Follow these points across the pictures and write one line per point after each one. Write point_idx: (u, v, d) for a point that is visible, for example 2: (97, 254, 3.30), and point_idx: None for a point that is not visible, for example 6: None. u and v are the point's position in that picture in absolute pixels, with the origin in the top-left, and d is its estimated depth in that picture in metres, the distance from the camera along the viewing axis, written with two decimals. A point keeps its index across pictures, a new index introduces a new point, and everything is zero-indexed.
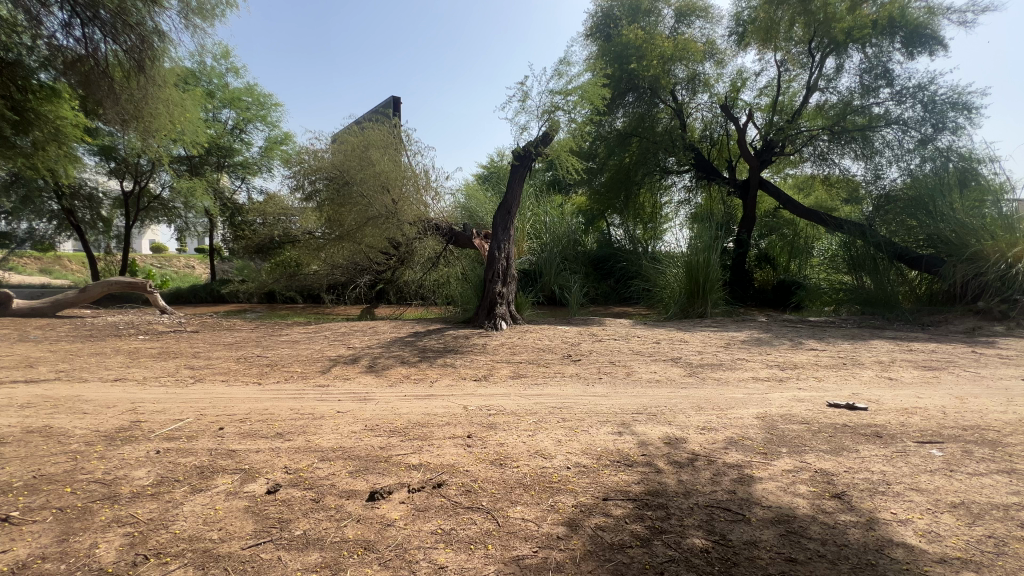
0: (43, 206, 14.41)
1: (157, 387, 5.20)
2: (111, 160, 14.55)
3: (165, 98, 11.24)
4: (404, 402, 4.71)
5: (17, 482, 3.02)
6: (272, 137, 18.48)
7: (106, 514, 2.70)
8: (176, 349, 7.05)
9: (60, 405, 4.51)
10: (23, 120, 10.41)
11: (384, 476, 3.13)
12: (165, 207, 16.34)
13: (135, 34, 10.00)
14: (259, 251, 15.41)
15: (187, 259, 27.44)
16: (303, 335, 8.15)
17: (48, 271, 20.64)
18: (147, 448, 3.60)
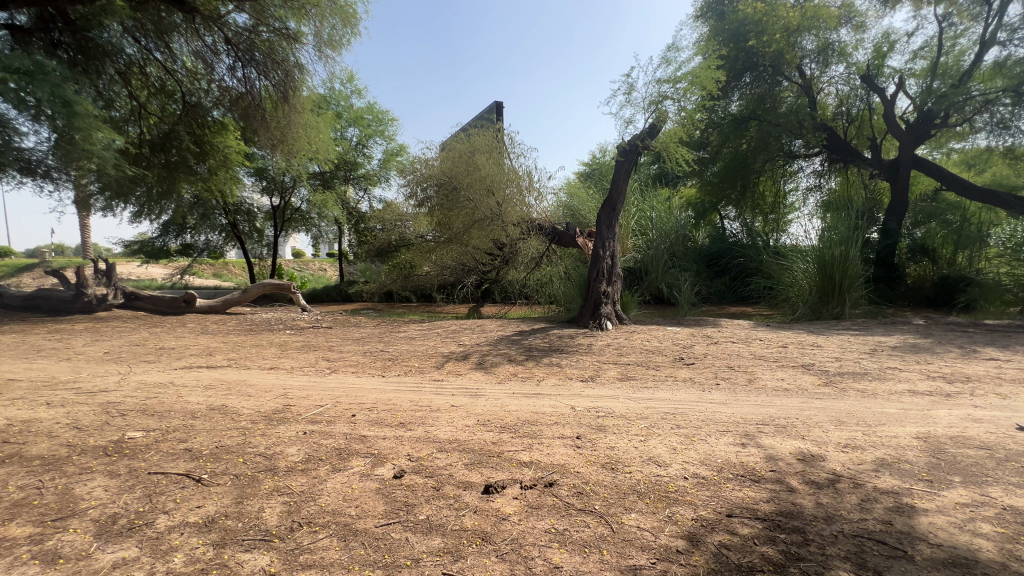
0: (216, 221, 17.31)
1: (302, 375, 5.98)
2: (263, 180, 17.01)
3: (304, 123, 12.84)
4: (513, 400, 4.83)
5: (206, 450, 3.68)
6: (389, 150, 20.24)
7: (269, 483, 3.17)
8: (316, 343, 8.04)
9: (232, 388, 5.39)
10: (202, 151, 12.67)
11: (498, 471, 3.24)
12: (303, 218, 18.71)
13: (281, 70, 11.65)
14: (379, 255, 16.88)
15: (321, 263, 31.19)
16: (419, 332, 8.78)
17: (219, 275, 24.81)
18: (297, 428, 4.15)
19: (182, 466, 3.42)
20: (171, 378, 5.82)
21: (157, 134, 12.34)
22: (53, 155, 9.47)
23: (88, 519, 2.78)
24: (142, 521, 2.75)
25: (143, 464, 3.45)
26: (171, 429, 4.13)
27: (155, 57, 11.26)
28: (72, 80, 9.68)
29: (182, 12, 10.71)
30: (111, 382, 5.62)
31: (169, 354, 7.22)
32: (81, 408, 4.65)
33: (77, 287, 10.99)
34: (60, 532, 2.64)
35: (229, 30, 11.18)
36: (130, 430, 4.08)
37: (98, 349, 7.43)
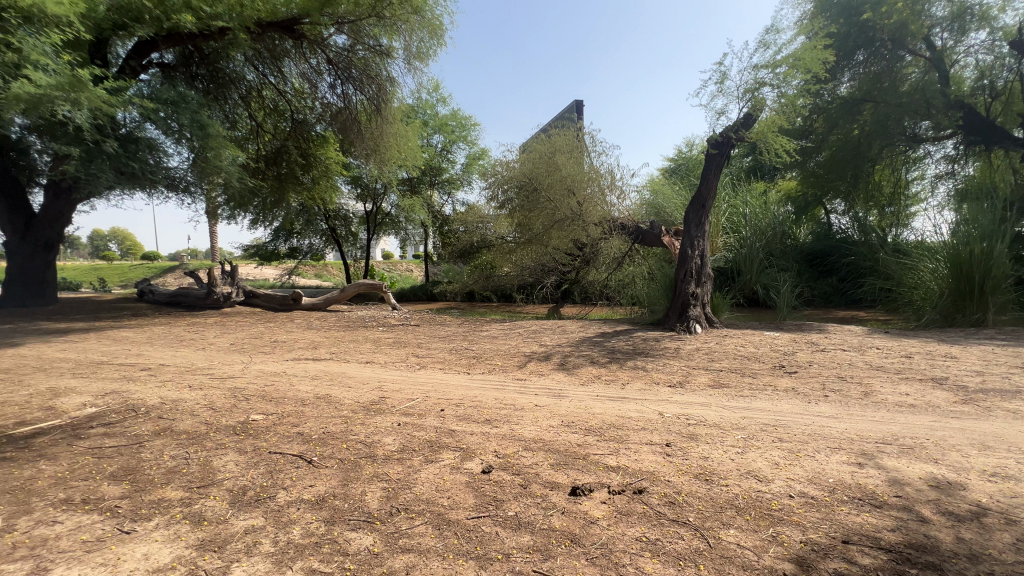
0: (318, 226, 18.98)
1: (395, 370, 6.37)
2: (358, 187, 18.36)
3: (394, 132, 13.71)
4: (597, 402, 4.76)
5: (315, 435, 4.05)
6: (472, 154, 20.93)
7: (370, 469, 3.42)
8: (405, 340, 8.52)
9: (334, 379, 5.89)
10: (307, 162, 14.04)
11: (584, 474, 3.22)
12: (393, 222, 19.91)
13: (375, 84, 12.58)
14: (462, 256, 17.48)
15: (408, 264, 32.99)
16: (500, 331, 8.96)
17: (320, 275, 27.21)
18: (392, 419, 4.43)
19: (296, 448, 3.80)
20: (284, 368, 6.49)
21: (270, 150, 13.80)
22: (190, 171, 10.88)
23: (224, 488, 3.19)
24: (265, 495, 3.09)
25: (265, 444, 3.89)
26: (286, 414, 4.60)
27: (269, 81, 12.62)
28: (205, 106, 11.14)
29: (292, 39, 11.92)
30: (236, 369, 6.40)
31: (281, 346, 8.05)
32: (214, 392, 5.34)
33: (208, 287, 12.57)
34: (204, 498, 3.06)
35: (330, 51, 12.21)
36: (253, 413, 4.61)
37: (225, 341, 8.48)
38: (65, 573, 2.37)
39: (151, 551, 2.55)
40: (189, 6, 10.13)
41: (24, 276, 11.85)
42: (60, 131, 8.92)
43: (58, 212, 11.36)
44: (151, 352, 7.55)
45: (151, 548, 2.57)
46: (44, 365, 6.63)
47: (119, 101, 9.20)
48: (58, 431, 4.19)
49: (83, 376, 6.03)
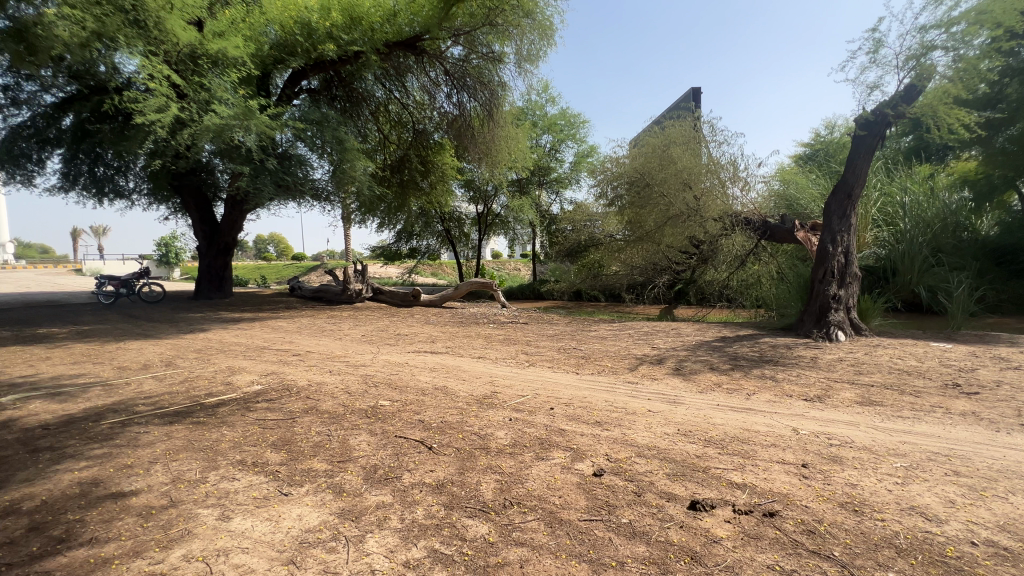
0: (435, 228, 20.29)
1: (505, 366, 6.57)
2: (471, 190, 19.21)
3: (505, 136, 14.22)
4: (718, 412, 4.42)
5: (434, 423, 4.35)
6: (580, 152, 20.81)
7: (484, 460, 3.57)
8: (515, 337, 8.76)
9: (451, 372, 6.26)
10: (426, 169, 15.13)
11: (704, 488, 3.00)
12: (503, 223, 20.55)
13: (488, 90, 13.11)
14: (569, 254, 17.46)
15: (515, 263, 33.85)
16: (610, 332, 8.77)
17: (435, 274, 29.16)
18: (504, 414, 4.58)
19: (418, 434, 4.11)
20: (407, 359, 7.06)
21: (394, 159, 15.09)
22: (330, 182, 12.31)
23: (359, 464, 3.56)
24: (393, 475, 3.39)
25: (392, 428, 4.27)
26: (409, 401, 5.01)
27: (395, 96, 13.81)
28: (343, 124, 12.57)
29: (414, 55, 12.89)
30: (367, 358, 7.12)
31: (404, 339, 8.77)
32: (350, 378, 6.01)
33: (344, 284, 14.15)
34: (343, 472, 3.45)
35: (447, 63, 12.97)
36: (382, 399, 5.10)
37: (358, 332, 9.49)
38: (241, 522, 2.83)
39: (303, 513, 2.94)
40: (331, 36, 11.69)
41: (210, 272, 14.51)
42: (235, 153, 10.62)
43: (232, 220, 13.64)
44: (300, 340, 8.73)
45: (303, 510, 2.96)
46: (224, 348, 8.04)
47: (278, 124, 10.77)
48: (235, 403, 5.05)
49: (251, 359, 7.17)
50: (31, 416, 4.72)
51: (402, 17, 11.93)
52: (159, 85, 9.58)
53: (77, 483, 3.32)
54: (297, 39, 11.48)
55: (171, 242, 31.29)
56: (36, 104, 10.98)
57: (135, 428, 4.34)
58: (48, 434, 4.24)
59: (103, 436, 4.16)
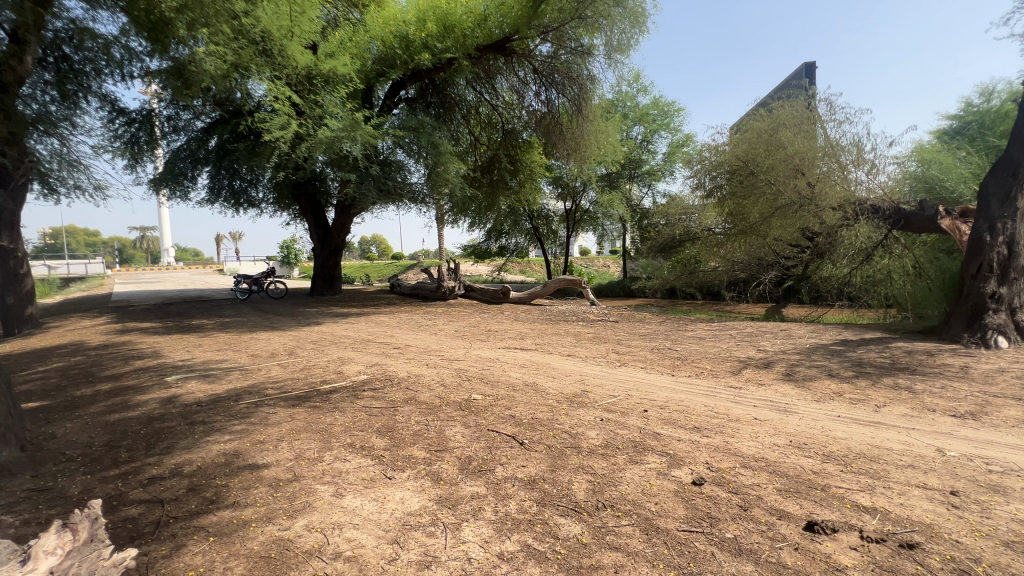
0: (523, 226, 20.53)
1: (596, 365, 6.46)
2: (559, 187, 19.03)
3: (595, 130, 13.99)
4: (839, 425, 3.94)
5: (525, 419, 4.40)
6: (674, 142, 19.80)
7: (575, 460, 3.54)
8: (606, 336, 8.56)
9: (541, 369, 6.29)
10: (516, 168, 15.33)
11: (823, 508, 2.70)
12: (592, 219, 20.22)
13: (576, 85, 12.94)
14: (662, 250, 16.72)
15: (604, 260, 33.12)
16: (708, 332, 8.22)
17: (524, 271, 29.62)
18: (595, 414, 4.50)
19: (510, 429, 4.19)
20: (498, 355, 7.24)
21: (484, 160, 15.49)
22: (425, 185, 12.99)
23: (455, 455, 3.72)
24: (486, 467, 3.49)
25: (484, 422, 4.40)
26: (500, 397, 5.13)
27: (485, 98, 14.19)
28: (437, 129, 13.19)
29: (504, 57, 13.12)
30: (460, 353, 7.42)
31: (494, 335, 8.99)
32: (445, 371, 6.31)
33: (438, 282, 14.80)
34: (441, 461, 3.63)
35: (536, 61, 13.00)
36: (475, 393, 5.28)
37: (451, 328, 9.93)
38: (352, 500, 3.09)
39: (405, 497, 3.13)
40: (426, 46, 12.35)
41: (323, 271, 16.09)
42: (344, 162, 11.66)
43: (342, 224, 14.99)
44: (400, 334, 9.35)
45: (405, 495, 3.16)
46: (335, 340, 8.87)
47: (380, 133, 11.62)
48: (345, 391, 5.54)
49: (358, 350, 7.83)
50: (188, 394, 5.60)
51: (492, 20, 12.17)
52: (283, 105, 10.80)
53: (222, 454, 3.86)
54: (396, 52, 12.30)
55: (292, 245, 35.22)
56: (190, 129, 13.01)
57: (266, 409, 4.96)
58: (201, 410, 5.00)
59: (241, 414, 4.80)
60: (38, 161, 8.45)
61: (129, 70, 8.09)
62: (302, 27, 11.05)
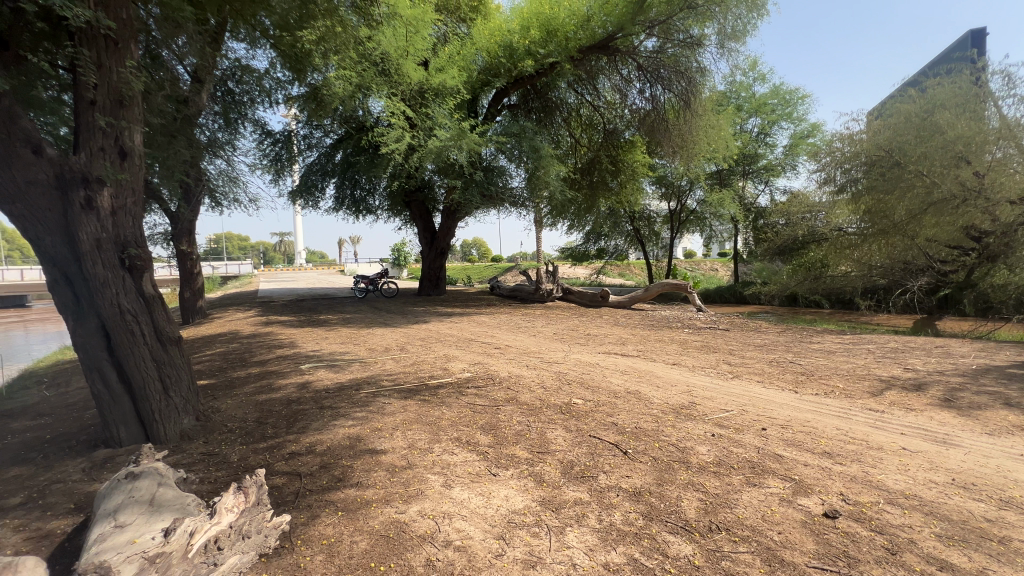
0: (624, 228, 19.98)
1: (704, 376, 6.05)
2: (663, 187, 18.17)
3: (704, 125, 13.20)
4: (1020, 466, 3.27)
5: (628, 428, 4.28)
6: (797, 132, 17.94)
7: (684, 475, 3.35)
8: (715, 344, 7.99)
9: (644, 377, 6.07)
10: (617, 168, 14.98)
11: (1001, 565, 2.26)
12: (698, 219, 19.09)
13: (685, 79, 12.31)
14: (781, 253, 15.17)
15: (712, 263, 30.95)
16: (839, 346, 7.29)
17: (623, 274, 28.82)
18: (705, 428, 4.22)
19: (613, 437, 4.09)
20: (598, 360, 7.12)
21: (585, 162, 15.31)
22: (525, 189, 13.24)
23: (557, 458, 3.74)
24: (589, 474, 3.46)
25: (586, 427, 4.36)
26: (601, 403, 5.04)
27: (587, 100, 14.13)
28: (538, 133, 13.37)
29: (607, 56, 12.91)
30: (560, 356, 7.42)
31: (594, 339, 8.86)
32: (545, 373, 6.36)
33: (537, 284, 14.97)
34: (543, 462, 3.67)
35: (641, 57, 12.59)
36: (575, 397, 5.25)
37: (550, 330, 9.99)
38: (460, 492, 3.25)
39: (510, 494, 3.21)
40: (530, 52, 12.61)
41: (430, 273, 17.13)
42: (451, 170, 12.34)
43: (447, 228, 15.84)
44: (500, 334, 9.64)
45: (509, 492, 3.24)
46: (441, 337, 9.41)
47: (484, 140, 12.12)
48: (451, 386, 5.85)
49: (461, 349, 8.22)
50: (318, 381, 6.32)
51: (595, 20, 12.07)
52: (398, 120, 11.70)
53: (347, 437, 4.29)
54: (500, 60, 12.72)
55: (402, 248, 38.05)
56: (320, 146, 14.70)
57: (382, 399, 5.41)
58: (329, 396, 5.62)
59: (361, 402, 5.29)
60: (209, 179, 10.17)
61: (275, 97, 9.39)
62: (416, 46, 11.91)
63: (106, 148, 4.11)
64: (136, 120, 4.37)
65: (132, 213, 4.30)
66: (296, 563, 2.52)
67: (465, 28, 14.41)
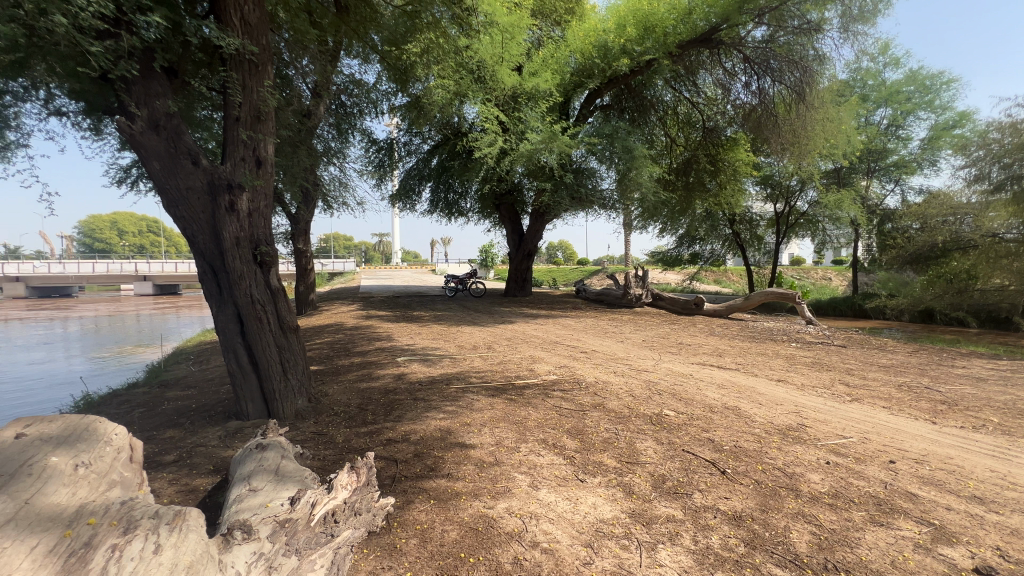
0: (722, 231, 18.69)
1: (816, 396, 5.44)
2: (769, 187, 16.72)
3: (822, 118, 11.89)
4: None
5: (726, 446, 3.99)
6: (939, 123, 15.56)
7: (794, 504, 3.05)
8: (829, 362, 7.17)
9: (744, 393, 5.61)
10: (716, 168, 14.04)
11: None
12: (809, 223, 17.30)
13: (799, 68, 11.20)
14: (914, 261, 13.14)
15: (825, 271, 27.85)
16: (993, 374, 6.16)
17: (718, 280, 27.01)
18: (817, 454, 3.81)
19: (709, 454, 3.84)
20: (691, 371, 6.73)
21: (680, 162, 14.60)
22: (616, 191, 12.93)
23: (648, 470, 3.59)
24: (682, 490, 3.27)
25: (679, 440, 4.14)
26: (695, 416, 4.75)
27: (685, 96, 13.56)
28: (632, 133, 12.99)
29: (708, 50, 12.25)
30: (649, 364, 7.13)
31: (687, 349, 8.39)
32: (633, 381, 6.14)
33: (625, 289, 14.47)
34: (632, 473, 3.54)
35: (747, 48, 11.74)
36: (666, 408, 5.00)
37: (639, 337, 9.65)
38: (547, 495, 3.25)
39: (597, 503, 3.15)
40: (625, 50, 12.29)
41: (516, 274, 17.35)
42: (541, 173, 12.43)
43: (535, 230, 15.97)
44: (586, 338, 9.49)
45: (597, 500, 3.17)
46: (526, 338, 9.50)
47: (575, 142, 12.06)
48: (537, 388, 5.87)
49: (547, 351, 8.24)
50: (412, 374, 6.70)
51: (697, 13, 11.53)
52: (491, 125, 12.05)
53: (438, 429, 4.49)
54: (594, 61, 12.57)
55: (490, 249, 39.03)
56: (418, 152, 15.60)
57: (470, 395, 5.59)
58: (422, 389, 5.92)
59: (451, 397, 5.52)
60: (323, 184, 11.27)
61: (381, 108, 10.13)
62: (511, 51, 12.23)
63: (246, 158, 4.71)
64: (271, 133, 4.95)
65: (264, 214, 4.87)
66: (393, 544, 2.70)
67: (559, 31, 14.48)
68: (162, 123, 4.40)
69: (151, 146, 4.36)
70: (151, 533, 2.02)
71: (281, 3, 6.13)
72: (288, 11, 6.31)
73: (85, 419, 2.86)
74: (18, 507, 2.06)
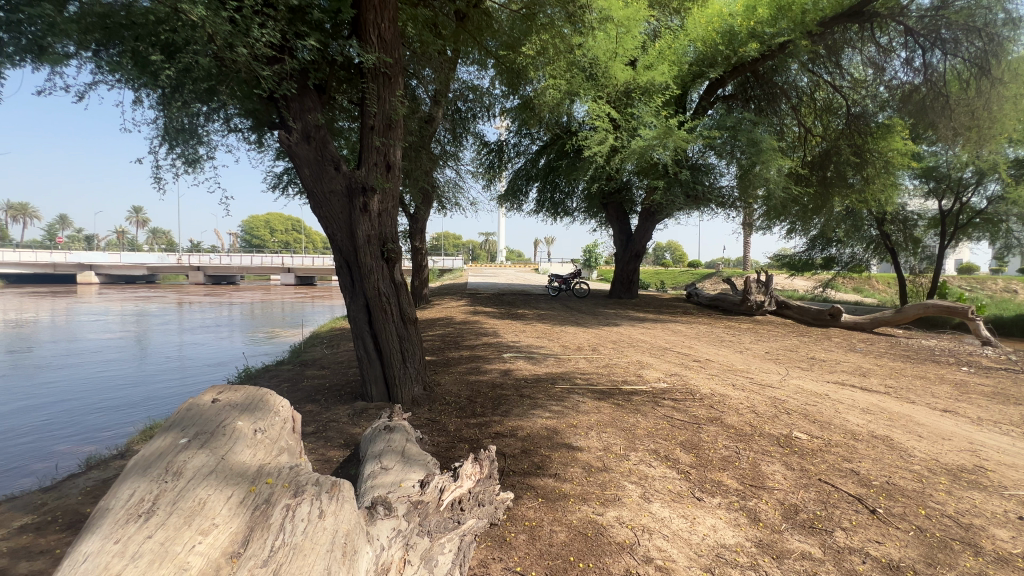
0: (866, 233, 16.25)
1: (1000, 435, 4.46)
2: (931, 181, 14.16)
3: (1012, 95, 9.75)
4: None
5: (875, 481, 3.44)
6: None
7: (972, 562, 2.54)
8: (1017, 394, 5.84)
9: (897, 421, 4.80)
10: (863, 160, 12.05)
11: None
12: (988, 222, 14.33)
13: (982, 37, 9.32)
14: None
15: (1007, 281, 22.88)
16: None
17: (859, 289, 23.57)
18: (1003, 506, 3.13)
19: (853, 487, 3.35)
20: (827, 391, 5.93)
21: (816, 154, 12.91)
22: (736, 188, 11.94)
23: (776, 498, 3.23)
24: (820, 526, 2.89)
25: (814, 468, 3.67)
26: (832, 443, 4.18)
27: (824, 80, 12.00)
28: (758, 124, 11.83)
29: (858, 25, 10.77)
30: (775, 380, 6.43)
31: (821, 365, 7.42)
32: (756, 397, 5.57)
33: (744, 295, 13.19)
34: (758, 498, 3.22)
35: (909, 19, 10.10)
36: (797, 431, 4.46)
37: (761, 348, 8.78)
38: (660, 509, 3.09)
39: (717, 525, 2.91)
40: (754, 34, 11.23)
41: (622, 276, 16.76)
42: (653, 171, 11.90)
43: (644, 231, 15.33)
44: (699, 346, 8.87)
45: (716, 523, 2.94)
46: (633, 342, 9.17)
47: (692, 137, 11.37)
48: (645, 395, 5.62)
49: (655, 357, 7.85)
50: (518, 371, 6.83)
51: None
52: (601, 122, 11.83)
53: (545, 428, 4.51)
54: (717, 49, 11.65)
55: (593, 249, 38.49)
56: (527, 153, 15.88)
57: (575, 397, 5.52)
58: (528, 386, 5.99)
59: (557, 397, 5.51)
60: (439, 185, 11.99)
61: (493, 111, 10.51)
62: (625, 46, 11.93)
63: (378, 163, 5.16)
64: (399, 139, 5.37)
65: (391, 214, 5.31)
66: (510, 537, 2.76)
67: (677, 20, 13.70)
68: (313, 135, 5.00)
69: (304, 155, 4.97)
70: (315, 498, 2.27)
71: (410, 18, 6.55)
72: (415, 25, 6.76)
73: (260, 392, 3.33)
74: (217, 461, 2.48)
